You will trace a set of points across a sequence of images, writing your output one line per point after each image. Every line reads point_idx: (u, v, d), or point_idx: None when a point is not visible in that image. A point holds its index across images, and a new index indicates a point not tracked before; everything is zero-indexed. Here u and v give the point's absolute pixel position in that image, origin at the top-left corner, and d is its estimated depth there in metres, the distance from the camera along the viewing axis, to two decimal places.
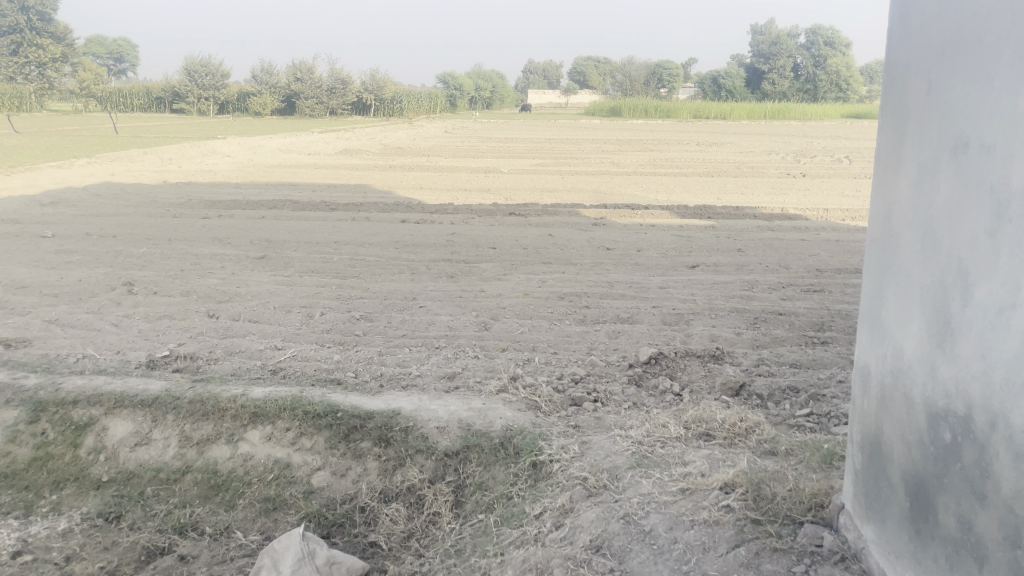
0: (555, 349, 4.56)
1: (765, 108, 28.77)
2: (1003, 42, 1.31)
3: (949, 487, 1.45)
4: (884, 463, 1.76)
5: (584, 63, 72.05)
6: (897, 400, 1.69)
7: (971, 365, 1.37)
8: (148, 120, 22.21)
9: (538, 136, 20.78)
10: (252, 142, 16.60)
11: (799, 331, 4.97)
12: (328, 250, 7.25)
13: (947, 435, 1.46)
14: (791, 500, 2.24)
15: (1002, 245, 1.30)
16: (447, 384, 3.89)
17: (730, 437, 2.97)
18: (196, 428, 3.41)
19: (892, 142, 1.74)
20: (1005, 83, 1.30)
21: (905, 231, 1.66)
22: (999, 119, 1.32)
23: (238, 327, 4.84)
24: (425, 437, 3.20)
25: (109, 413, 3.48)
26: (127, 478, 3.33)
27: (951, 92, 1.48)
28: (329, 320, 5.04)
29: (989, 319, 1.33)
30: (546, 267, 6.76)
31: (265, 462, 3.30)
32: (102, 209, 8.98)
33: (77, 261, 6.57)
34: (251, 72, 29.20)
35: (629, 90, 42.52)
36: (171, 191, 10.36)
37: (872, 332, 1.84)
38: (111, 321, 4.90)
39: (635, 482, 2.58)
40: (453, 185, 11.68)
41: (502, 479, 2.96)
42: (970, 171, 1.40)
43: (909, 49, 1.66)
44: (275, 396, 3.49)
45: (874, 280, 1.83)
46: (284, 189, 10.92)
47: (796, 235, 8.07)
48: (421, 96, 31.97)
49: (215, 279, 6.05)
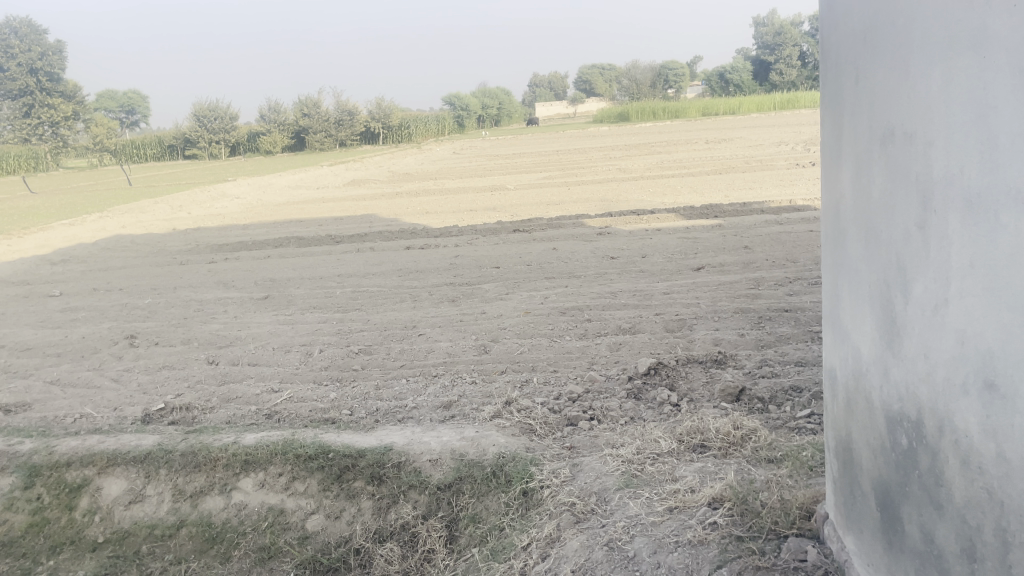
0: (554, 367, 4.48)
1: (773, 99, 28.56)
2: (914, 21, 1.23)
3: (911, 497, 1.36)
4: (856, 471, 1.66)
5: (590, 70, 72.02)
6: (861, 404, 1.59)
7: (917, 366, 1.28)
8: (162, 168, 22.49)
9: (545, 148, 20.80)
10: (260, 181, 16.76)
11: (805, 327, 4.86)
12: (331, 284, 7.25)
13: (904, 440, 1.37)
14: (778, 513, 2.17)
15: (930, 237, 1.22)
16: (443, 414, 3.82)
17: (725, 448, 2.86)
18: (189, 480, 3.36)
19: (833, 135, 1.66)
20: (917, 66, 1.23)
21: (852, 227, 1.57)
22: (916, 103, 1.24)
23: (236, 372, 4.82)
24: (418, 471, 3.12)
25: (102, 472, 3.45)
26: (122, 537, 3.31)
27: (875, 79, 1.40)
28: (327, 357, 5.00)
29: (927, 318, 1.24)
30: (548, 282, 6.68)
31: (259, 510, 3.24)
32: (111, 263, 9.04)
33: (82, 318, 6.62)
34: (259, 112, 29.50)
35: (634, 94, 42.50)
36: (180, 238, 10.45)
37: (836, 333, 1.74)
38: (111, 377, 4.91)
39: (623, 504, 2.49)
40: (459, 206, 11.65)
41: (495, 510, 2.87)
42: (897, 160, 1.32)
43: (837, 36, 1.59)
44: (267, 441, 3.42)
45: (832, 277, 1.74)
46: (292, 225, 10.98)
47: (803, 227, 7.93)
48: (429, 120, 32.21)
49: (218, 324, 6.06)
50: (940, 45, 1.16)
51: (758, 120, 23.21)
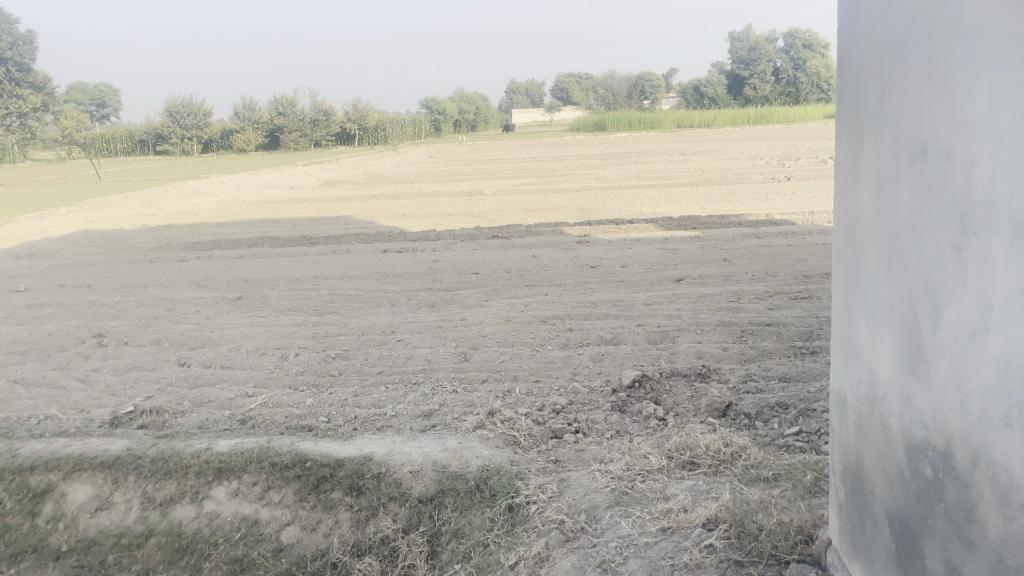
0: (537, 377, 4.40)
1: (747, 114, 28.90)
2: (954, 34, 1.19)
3: (934, 530, 1.32)
4: (866, 499, 1.61)
5: (567, 78, 72.33)
6: (875, 430, 1.54)
7: (948, 395, 1.24)
8: (132, 163, 22.09)
9: (523, 155, 20.80)
10: (233, 179, 16.53)
11: (787, 342, 4.83)
12: (306, 286, 7.12)
13: (928, 470, 1.32)
14: (777, 536, 2.17)
15: (967, 261, 1.18)
16: (423, 423, 3.73)
17: (716, 465, 2.81)
18: (159, 488, 3.23)
19: (850, 152, 1.61)
20: (957, 82, 1.19)
21: (871, 246, 1.52)
22: (956, 120, 1.19)
23: (209, 375, 4.68)
24: (398, 483, 3.02)
25: (68, 477, 3.31)
26: (87, 546, 3.17)
27: (903, 94, 1.35)
28: (303, 362, 4.88)
29: (960, 345, 1.20)
30: (528, 290, 6.60)
31: (232, 521, 3.12)
32: (79, 258, 8.81)
33: (48, 314, 6.42)
34: (233, 110, 29.14)
35: (611, 103, 42.72)
36: (150, 235, 10.23)
37: (846, 355, 1.69)
38: (78, 377, 4.74)
39: (614, 523, 2.43)
40: (435, 211, 11.54)
41: (478, 525, 2.78)
42: (929, 178, 1.27)
43: (858, 49, 1.54)
44: (241, 448, 3.31)
45: (844, 297, 1.69)
46: (266, 225, 10.79)
47: (782, 241, 7.94)
48: (405, 123, 32.10)
49: (190, 325, 5.91)
50: (987, 61, 1.12)
51: (733, 134, 23.44)
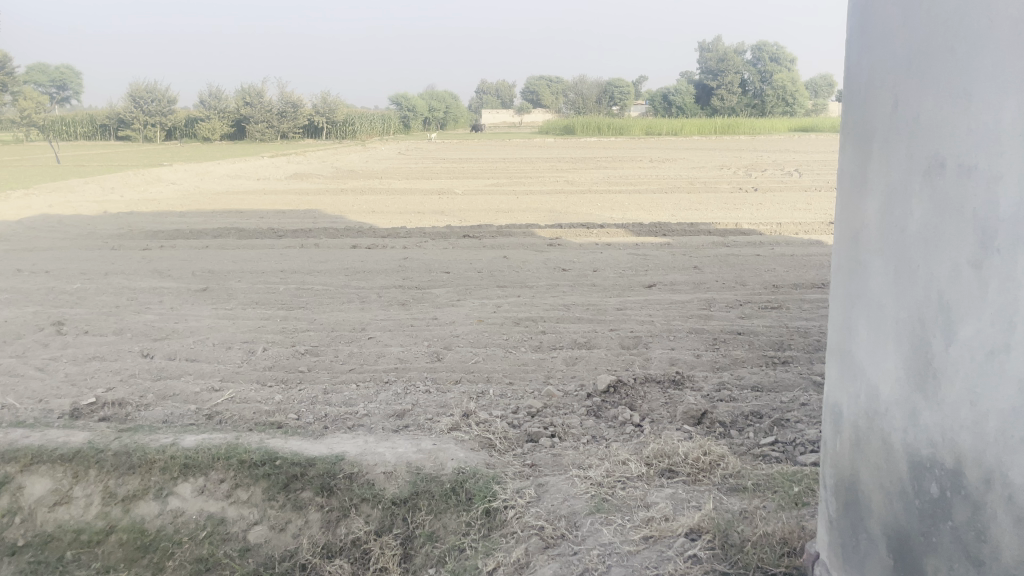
0: (511, 379, 4.36)
1: (715, 124, 29.18)
2: (978, 49, 1.21)
3: (939, 548, 1.36)
4: (859, 514, 1.60)
5: (536, 82, 72.61)
6: (873, 445, 1.51)
7: (961, 413, 1.28)
8: (93, 148, 21.52)
9: (492, 155, 20.77)
10: (197, 168, 16.19)
11: (759, 351, 4.85)
12: (273, 280, 6.98)
13: (934, 488, 1.35)
14: (762, 548, 2.18)
15: (989, 280, 1.22)
16: (396, 423, 3.66)
17: (694, 474, 2.79)
18: (121, 483, 3.12)
19: (851, 158, 1.56)
20: (984, 97, 1.21)
21: (874, 258, 1.48)
22: (984, 136, 1.22)
23: (173, 367, 4.55)
24: (371, 484, 2.95)
25: (25, 470, 3.19)
26: (45, 541, 3.06)
27: (920, 106, 1.34)
28: (271, 357, 4.78)
29: (979, 364, 1.25)
30: (500, 291, 6.55)
31: (197, 519, 3.02)
32: (38, 243, 8.55)
33: (4, 300, 6.21)
34: (199, 98, 28.57)
35: (581, 107, 42.88)
36: (111, 222, 9.97)
37: (841, 368, 1.64)
38: (36, 366, 4.59)
39: (595, 530, 2.41)
40: (405, 208, 11.43)
41: (453, 529, 2.74)
42: (949, 194, 1.28)
43: (868, 54, 1.50)
44: (208, 444, 3.21)
45: (839, 308, 1.64)
46: (232, 216, 10.58)
47: (751, 250, 7.99)
48: (374, 119, 31.85)
49: (153, 315, 5.75)
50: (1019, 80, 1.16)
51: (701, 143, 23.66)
